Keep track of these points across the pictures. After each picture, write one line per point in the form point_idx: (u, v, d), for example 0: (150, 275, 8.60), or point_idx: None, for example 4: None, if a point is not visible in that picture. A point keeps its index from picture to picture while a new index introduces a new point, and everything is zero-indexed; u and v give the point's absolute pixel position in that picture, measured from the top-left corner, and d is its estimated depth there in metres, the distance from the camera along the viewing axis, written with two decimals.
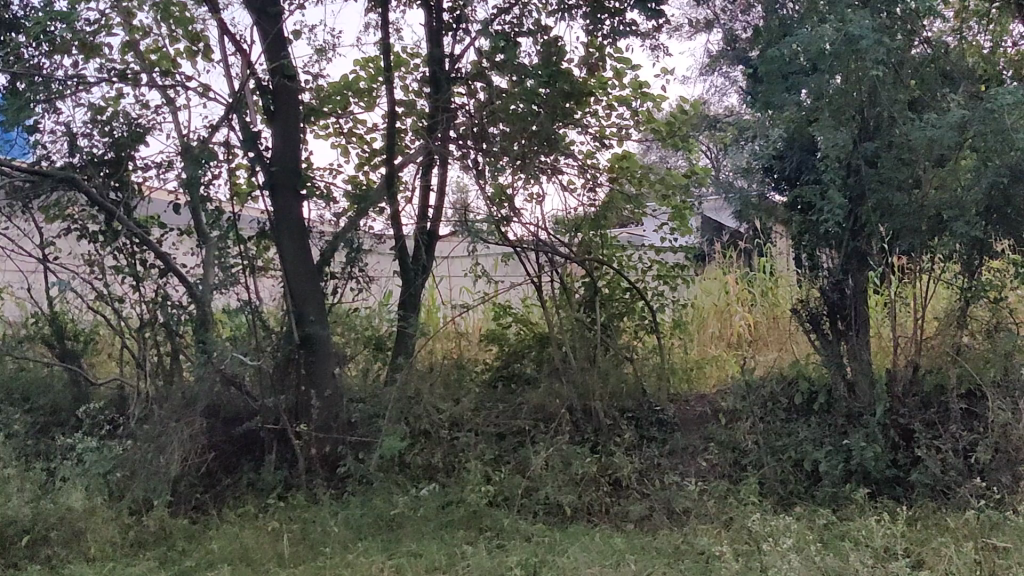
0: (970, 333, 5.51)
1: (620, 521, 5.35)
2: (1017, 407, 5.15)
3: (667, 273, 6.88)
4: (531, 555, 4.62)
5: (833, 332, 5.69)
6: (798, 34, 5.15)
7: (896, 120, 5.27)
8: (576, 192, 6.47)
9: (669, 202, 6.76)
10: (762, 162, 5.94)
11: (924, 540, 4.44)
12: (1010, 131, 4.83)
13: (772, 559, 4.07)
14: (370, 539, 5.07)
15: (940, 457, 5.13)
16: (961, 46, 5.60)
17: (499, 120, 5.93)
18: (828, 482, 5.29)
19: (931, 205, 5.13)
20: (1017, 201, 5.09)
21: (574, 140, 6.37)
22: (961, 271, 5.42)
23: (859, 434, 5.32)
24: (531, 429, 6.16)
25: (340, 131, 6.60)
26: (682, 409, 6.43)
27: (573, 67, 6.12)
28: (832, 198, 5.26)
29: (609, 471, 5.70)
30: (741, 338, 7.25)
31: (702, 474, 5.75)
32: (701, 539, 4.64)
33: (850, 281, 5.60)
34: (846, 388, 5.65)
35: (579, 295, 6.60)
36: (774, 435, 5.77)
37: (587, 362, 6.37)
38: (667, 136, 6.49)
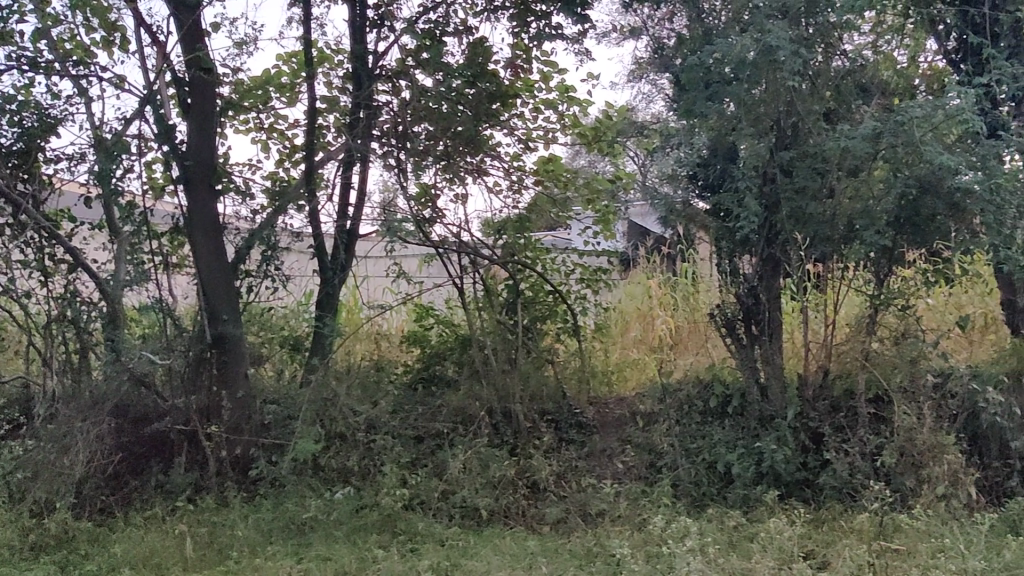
0: (880, 340, 5.53)
1: (536, 524, 5.33)
2: (921, 411, 5.25)
3: (590, 276, 6.91)
4: (443, 558, 4.58)
5: (747, 336, 5.80)
6: (719, 42, 5.25)
7: (811, 132, 5.38)
8: (500, 194, 6.47)
9: (594, 205, 6.73)
10: (687, 170, 5.76)
11: (829, 542, 4.52)
12: (919, 143, 4.93)
13: (681, 560, 4.11)
14: (279, 543, 4.98)
15: (848, 460, 5.24)
16: (877, 58, 5.70)
17: (421, 119, 5.92)
18: (740, 484, 5.36)
19: (842, 214, 5.25)
20: (924, 211, 5.19)
21: (500, 142, 6.35)
22: (871, 278, 5.52)
23: (770, 437, 5.41)
24: (449, 433, 6.11)
25: (260, 126, 6.46)
26: (601, 412, 6.48)
27: (498, 68, 6.16)
28: (748, 205, 5.33)
29: (527, 473, 5.68)
30: (663, 343, 7.24)
31: (618, 476, 5.78)
32: (613, 541, 4.66)
33: (762, 286, 5.73)
34: (759, 392, 5.76)
35: (502, 297, 6.57)
36: (689, 438, 5.85)
37: (507, 364, 6.35)
38: (593, 141, 6.58)
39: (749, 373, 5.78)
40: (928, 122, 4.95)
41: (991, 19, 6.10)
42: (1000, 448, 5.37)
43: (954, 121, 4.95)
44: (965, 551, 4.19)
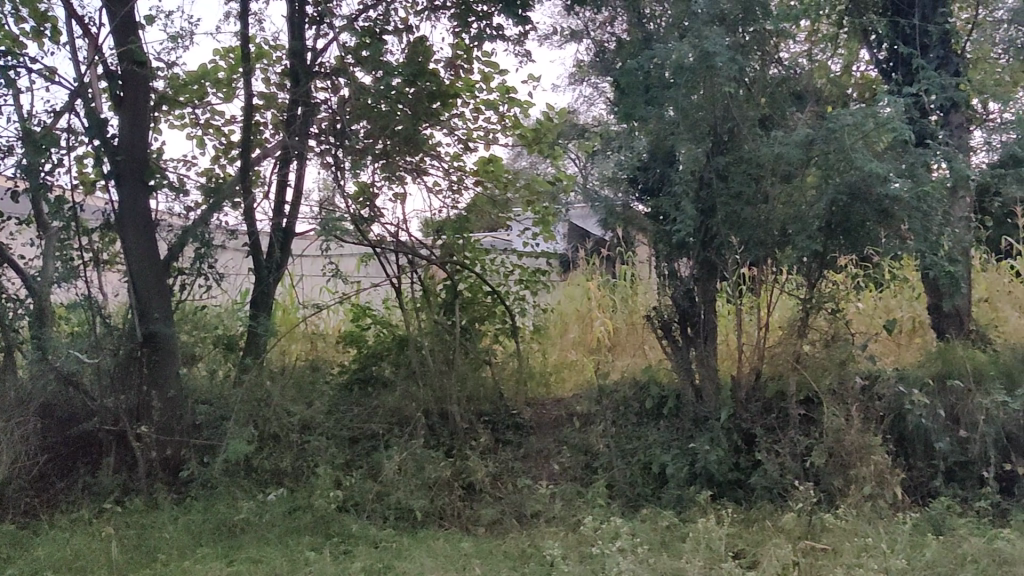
0: (810, 342, 5.62)
1: (471, 526, 5.31)
2: (849, 412, 5.35)
3: (529, 278, 6.84)
4: (376, 560, 4.55)
5: (682, 338, 5.87)
6: (657, 47, 5.30)
7: (745, 137, 5.44)
8: (441, 193, 6.48)
9: (534, 206, 6.70)
10: (628, 173, 5.80)
11: (758, 541, 4.59)
12: (850, 150, 5.02)
13: (612, 560, 4.13)
14: (209, 546, 4.90)
15: (779, 460, 5.32)
16: (812, 66, 5.81)
17: (361, 117, 5.85)
18: (673, 485, 5.41)
19: (775, 219, 5.34)
20: (855, 219, 5.19)
21: (441, 142, 6.34)
22: (803, 281, 5.60)
23: (703, 438, 5.48)
24: (385, 434, 6.10)
25: (196, 122, 6.35)
26: (538, 412, 6.49)
27: (438, 66, 6.14)
28: (685, 209, 5.37)
29: (463, 475, 5.66)
30: (601, 344, 7.26)
31: (553, 477, 5.80)
32: (546, 542, 4.67)
33: (697, 288, 5.79)
34: (693, 394, 5.84)
35: (440, 297, 6.60)
36: (625, 438, 5.91)
37: (444, 364, 6.33)
38: (532, 142, 6.55)
39: (683, 374, 5.85)
40: (858, 130, 5.06)
41: (920, 31, 6.32)
42: (925, 449, 5.48)
43: (883, 129, 5.05)
44: (889, 550, 4.27)
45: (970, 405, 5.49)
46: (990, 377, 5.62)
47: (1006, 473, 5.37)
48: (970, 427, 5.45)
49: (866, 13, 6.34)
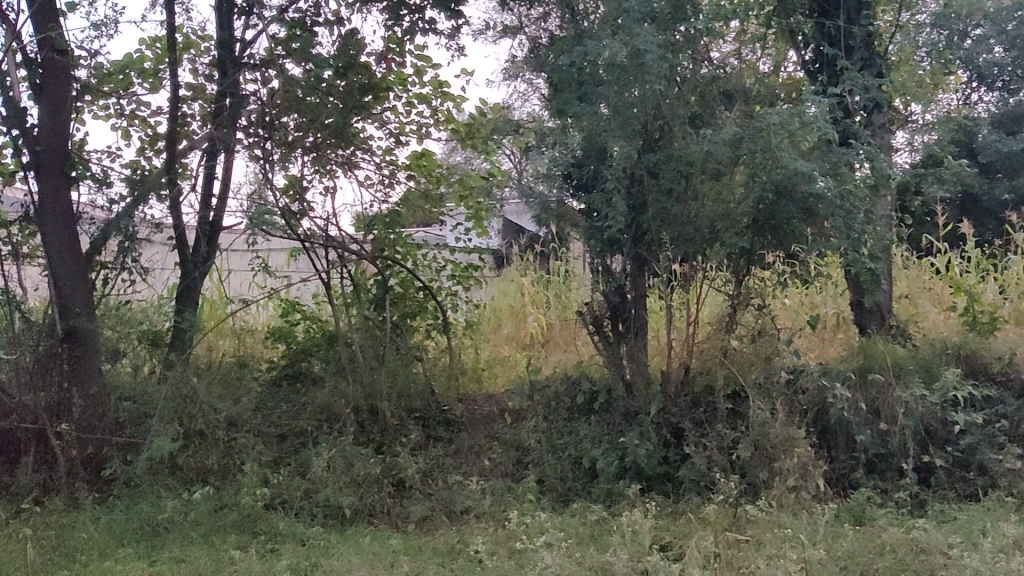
0: (737, 338, 5.74)
1: (400, 522, 5.27)
2: (775, 407, 5.45)
3: (461, 273, 6.82)
4: (302, 558, 4.50)
5: (613, 334, 5.91)
6: (589, 44, 5.31)
7: (676, 135, 5.47)
8: (371, 187, 6.43)
9: (467, 201, 6.70)
10: (563, 171, 5.70)
11: (685, 534, 4.65)
12: (776, 149, 5.11)
13: (539, 555, 4.15)
14: (131, 546, 4.79)
15: (707, 454, 5.41)
16: (741, 66, 5.88)
17: (291, 110, 5.78)
18: (603, 480, 5.44)
19: (704, 216, 5.41)
20: (781, 217, 5.33)
21: (372, 135, 6.31)
22: (730, 278, 5.69)
23: (633, 433, 5.53)
24: (313, 430, 6.02)
25: (121, 112, 6.19)
26: (470, 409, 6.49)
27: (370, 59, 6.08)
28: (616, 205, 5.40)
29: (393, 471, 5.62)
30: (534, 340, 7.25)
31: (484, 473, 5.81)
32: (475, 538, 4.66)
33: (629, 284, 5.84)
34: (624, 389, 5.90)
35: (371, 292, 6.52)
36: (556, 433, 5.94)
37: (374, 360, 6.27)
38: (466, 137, 6.55)
39: (615, 369, 5.90)
40: (785, 129, 5.14)
41: (844, 33, 6.45)
42: (847, 442, 5.59)
43: (808, 129, 5.16)
44: (811, 541, 4.36)
45: (890, 398, 5.62)
46: (909, 371, 5.76)
47: (924, 465, 5.52)
48: (890, 420, 5.58)
49: (793, 14, 6.43)
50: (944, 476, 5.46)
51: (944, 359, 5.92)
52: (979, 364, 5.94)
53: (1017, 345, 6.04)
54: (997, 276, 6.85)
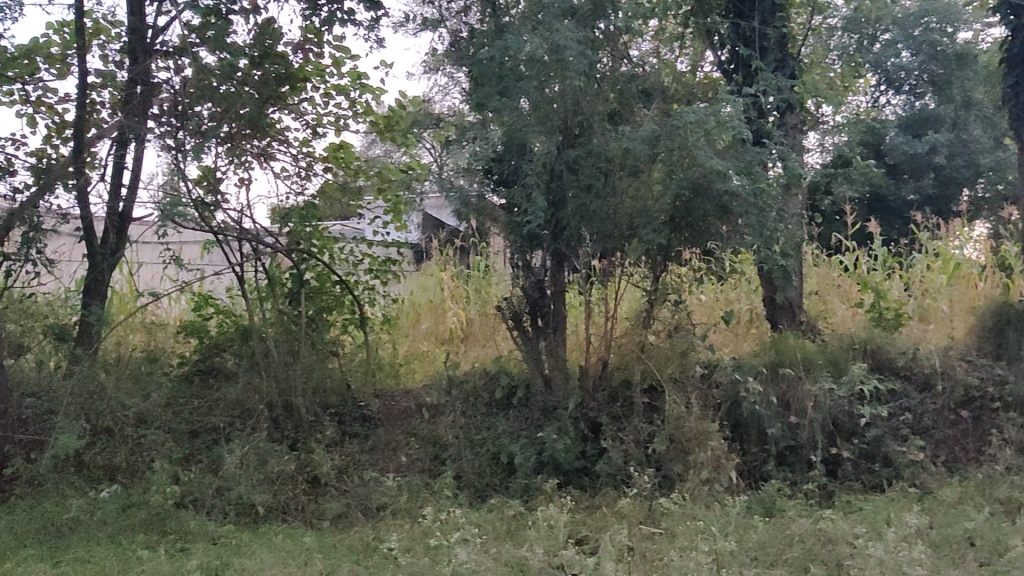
0: (654, 332, 5.80)
1: (315, 520, 5.21)
2: (689, 400, 5.56)
3: (378, 267, 6.73)
4: (214, 557, 4.42)
5: (532, 329, 5.91)
6: (509, 39, 5.32)
7: (595, 129, 5.51)
8: (287, 179, 6.34)
9: (385, 194, 6.63)
10: (483, 164, 5.61)
11: (601, 528, 4.69)
12: (692, 148, 5.20)
13: (453, 550, 4.13)
14: (34, 547, 4.63)
15: (623, 448, 5.47)
16: (659, 65, 5.92)
17: (205, 99, 5.64)
18: (521, 475, 5.46)
19: (623, 213, 5.46)
20: (696, 214, 5.40)
21: (289, 126, 6.21)
22: (647, 274, 5.71)
23: (551, 428, 5.55)
24: (226, 427, 5.94)
25: (27, 99, 5.97)
26: (387, 403, 6.34)
27: (288, 49, 5.97)
28: (536, 200, 5.40)
29: (308, 468, 5.54)
30: (453, 336, 7.15)
31: (401, 468, 5.79)
32: (390, 535, 4.63)
33: (549, 280, 5.85)
34: (542, 383, 5.92)
35: (286, 286, 6.43)
36: (474, 428, 5.94)
37: (289, 356, 6.20)
38: (385, 130, 6.47)
39: (533, 365, 5.91)
40: (700, 128, 5.20)
41: (759, 34, 6.55)
42: (759, 435, 5.71)
43: (723, 128, 5.25)
44: (723, 533, 4.44)
45: (800, 392, 5.75)
46: (818, 366, 5.90)
47: (832, 457, 5.65)
48: (800, 413, 5.71)
49: (710, 14, 6.50)
50: (851, 468, 5.61)
51: (851, 354, 6.09)
52: (884, 360, 6.11)
53: (920, 341, 6.24)
54: (901, 274, 7.06)
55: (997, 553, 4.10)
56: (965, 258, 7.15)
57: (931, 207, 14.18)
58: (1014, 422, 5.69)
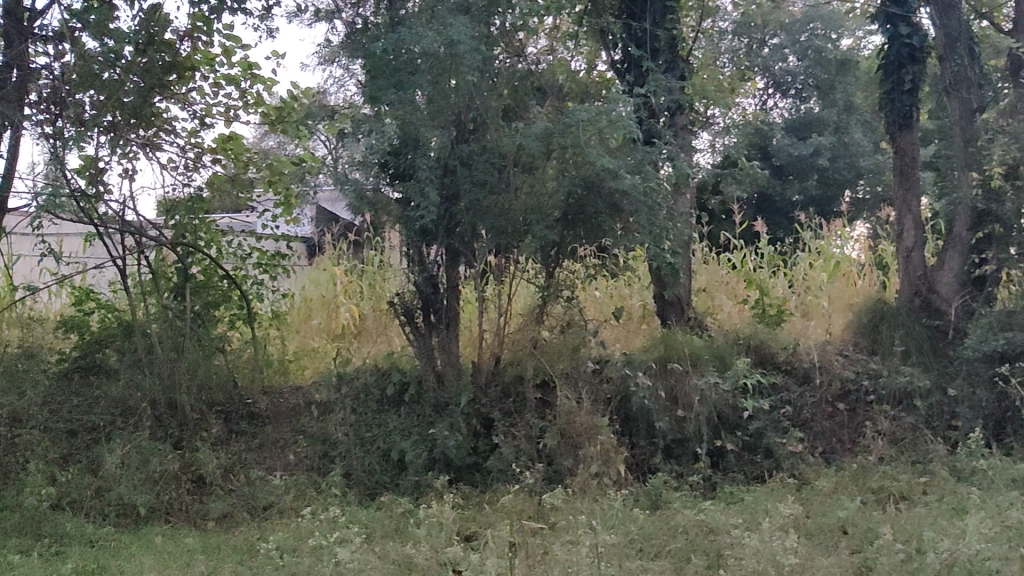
0: (547, 328, 5.85)
1: (199, 521, 5.10)
2: (580, 395, 5.64)
3: (267, 261, 6.56)
4: (89, 561, 4.28)
5: (425, 324, 5.89)
6: (402, 32, 5.29)
7: (488, 125, 5.53)
8: (173, 170, 6.17)
9: (276, 186, 6.44)
10: (378, 158, 5.56)
11: (490, 523, 4.72)
12: (584, 145, 5.28)
13: (335, 550, 4.06)
14: None
15: (514, 444, 5.51)
16: (553, 63, 5.96)
17: (88, 86, 5.44)
18: (412, 472, 5.43)
19: (516, 210, 5.48)
20: (588, 211, 5.48)
21: (177, 116, 6.05)
22: (539, 271, 5.75)
23: (443, 424, 5.55)
24: (106, 425, 5.80)
25: None
26: (275, 402, 6.26)
27: (174, 37, 5.76)
28: (428, 195, 5.36)
29: (192, 467, 5.40)
30: (345, 331, 6.94)
31: (288, 467, 5.72)
32: (275, 535, 4.55)
33: (441, 275, 5.86)
34: (435, 380, 5.90)
35: (170, 280, 6.25)
36: (365, 425, 5.87)
37: (173, 352, 6.03)
38: (276, 121, 6.27)
39: (426, 361, 5.89)
40: (593, 127, 5.30)
41: (650, 35, 6.63)
42: (647, 429, 5.81)
43: (615, 127, 5.31)
44: (609, 526, 4.51)
45: (687, 386, 5.87)
46: (705, 360, 6.04)
47: (716, 449, 5.81)
48: (687, 407, 5.84)
49: (603, 14, 6.57)
50: (734, 460, 5.77)
51: (736, 349, 6.25)
52: (766, 355, 6.31)
53: (801, 336, 6.47)
54: (785, 272, 7.26)
55: (867, 540, 4.27)
56: (845, 256, 7.41)
57: (815, 208, 14.65)
58: (887, 414, 5.93)
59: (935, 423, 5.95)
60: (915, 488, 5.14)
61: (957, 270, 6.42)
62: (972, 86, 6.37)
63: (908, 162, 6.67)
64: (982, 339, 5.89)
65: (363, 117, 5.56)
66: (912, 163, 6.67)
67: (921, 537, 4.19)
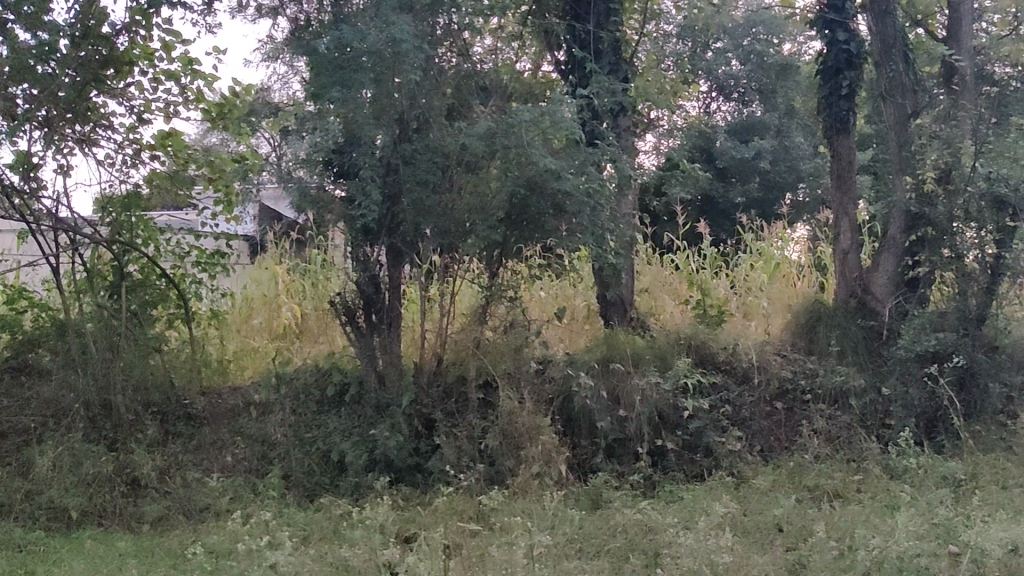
0: (490, 328, 5.84)
1: (133, 524, 5.02)
2: (522, 395, 5.65)
3: (207, 260, 6.44)
4: (17, 566, 4.19)
5: (366, 324, 5.85)
6: (344, 30, 5.25)
7: (431, 124, 5.50)
8: (110, 166, 6.06)
9: (216, 184, 6.37)
10: (323, 156, 5.48)
11: (430, 524, 4.70)
12: (527, 146, 5.29)
13: (269, 554, 4.01)
14: None
15: (456, 444, 5.50)
16: (496, 64, 5.96)
17: (22, 80, 5.30)
18: (352, 473, 5.40)
19: (459, 210, 5.46)
20: (531, 211, 5.49)
21: (114, 112, 5.94)
22: (483, 271, 5.74)
23: (384, 425, 5.52)
24: (38, 427, 5.69)
25: None
26: (213, 402, 6.11)
27: (111, 31, 5.58)
28: (370, 194, 5.33)
29: (127, 469, 5.32)
30: (287, 331, 6.80)
31: (226, 468, 5.65)
32: (211, 538, 4.49)
33: (383, 275, 5.81)
34: (376, 380, 5.86)
35: (105, 279, 6.14)
36: (304, 426, 5.81)
37: (108, 352, 5.93)
38: (217, 118, 6.19)
39: (366, 360, 5.84)
40: (536, 127, 5.32)
41: (594, 37, 6.60)
42: (589, 428, 5.85)
43: (558, 128, 5.33)
44: (549, 525, 4.53)
45: (629, 386, 5.91)
46: (646, 360, 6.09)
47: (658, 448, 5.85)
48: (629, 407, 5.88)
49: (548, 15, 6.59)
50: (674, 459, 5.83)
51: (678, 349, 6.31)
52: (707, 354, 6.37)
53: (741, 336, 6.55)
54: (727, 273, 7.35)
55: (802, 538, 4.35)
56: (785, 258, 7.53)
57: (756, 210, 14.85)
58: (823, 414, 6.03)
59: (870, 421, 6.07)
60: (850, 486, 5.24)
61: (892, 271, 6.57)
62: (906, 91, 6.52)
63: (845, 166, 6.80)
64: (915, 340, 6.02)
65: (307, 114, 5.51)
66: (848, 167, 6.80)
67: (853, 534, 4.28)
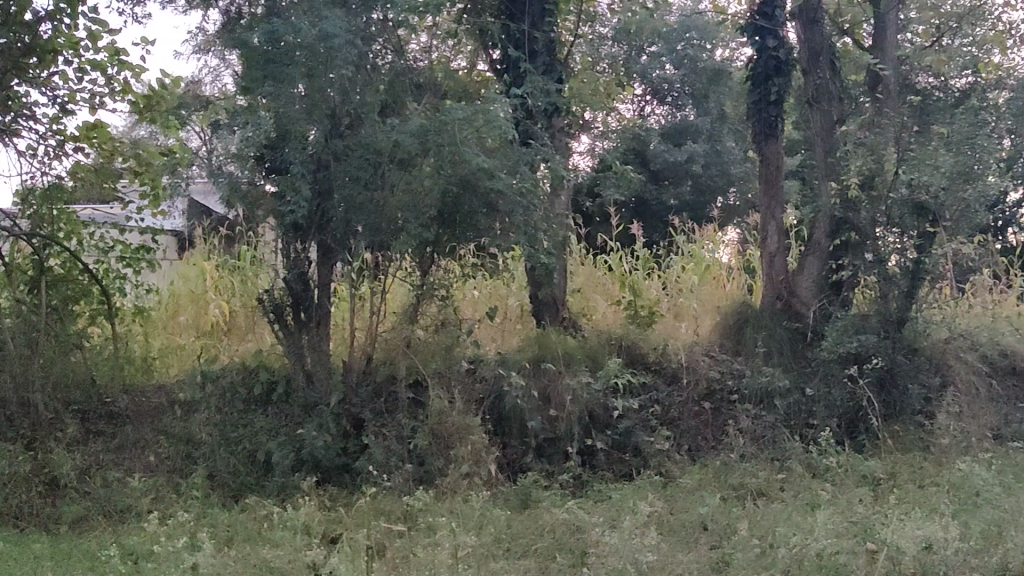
0: (422, 327, 5.79)
1: (51, 525, 4.90)
2: (452, 395, 5.63)
3: (131, 254, 6.29)
4: None
5: (294, 323, 5.76)
6: (275, 23, 5.18)
7: (364, 120, 5.45)
8: (32, 157, 5.90)
9: (142, 178, 6.02)
10: (255, 150, 5.38)
11: (357, 524, 4.66)
12: (459, 143, 5.26)
13: (189, 555, 3.93)
14: None
15: (384, 444, 5.46)
16: (430, 62, 5.98)
17: None
18: (278, 473, 5.33)
19: (389, 207, 5.38)
20: (464, 209, 5.45)
21: (38, 102, 5.79)
22: (415, 270, 5.71)
23: (311, 424, 5.46)
24: None
25: None
26: (136, 400, 5.95)
27: (34, 17, 5.44)
28: (301, 189, 5.33)
29: (45, 469, 5.18)
30: (215, 329, 6.70)
31: (148, 468, 5.52)
32: (131, 539, 4.39)
33: (313, 273, 5.80)
34: (304, 379, 5.79)
35: (23, 274, 5.95)
36: (230, 425, 5.71)
37: (26, 347, 5.78)
38: (144, 110, 5.79)
39: (294, 358, 5.77)
40: (469, 125, 5.31)
41: (528, 37, 6.56)
42: (520, 429, 5.85)
43: (491, 127, 5.32)
44: (477, 525, 4.52)
45: (560, 386, 5.93)
46: (577, 360, 6.13)
47: (587, 447, 5.89)
48: (559, 406, 5.90)
49: (482, 14, 6.61)
50: (603, 459, 5.87)
51: (608, 349, 6.38)
52: (637, 355, 6.47)
53: (671, 336, 6.63)
54: (659, 274, 7.40)
55: (726, 536, 4.41)
56: (715, 260, 7.65)
57: (688, 213, 15.03)
58: (749, 413, 6.11)
59: (793, 421, 6.18)
60: (773, 484, 5.33)
61: (815, 275, 6.74)
62: (833, 99, 6.74)
63: (773, 171, 6.93)
64: (837, 342, 6.22)
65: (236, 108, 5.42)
66: (776, 172, 6.93)
67: (775, 532, 4.35)
